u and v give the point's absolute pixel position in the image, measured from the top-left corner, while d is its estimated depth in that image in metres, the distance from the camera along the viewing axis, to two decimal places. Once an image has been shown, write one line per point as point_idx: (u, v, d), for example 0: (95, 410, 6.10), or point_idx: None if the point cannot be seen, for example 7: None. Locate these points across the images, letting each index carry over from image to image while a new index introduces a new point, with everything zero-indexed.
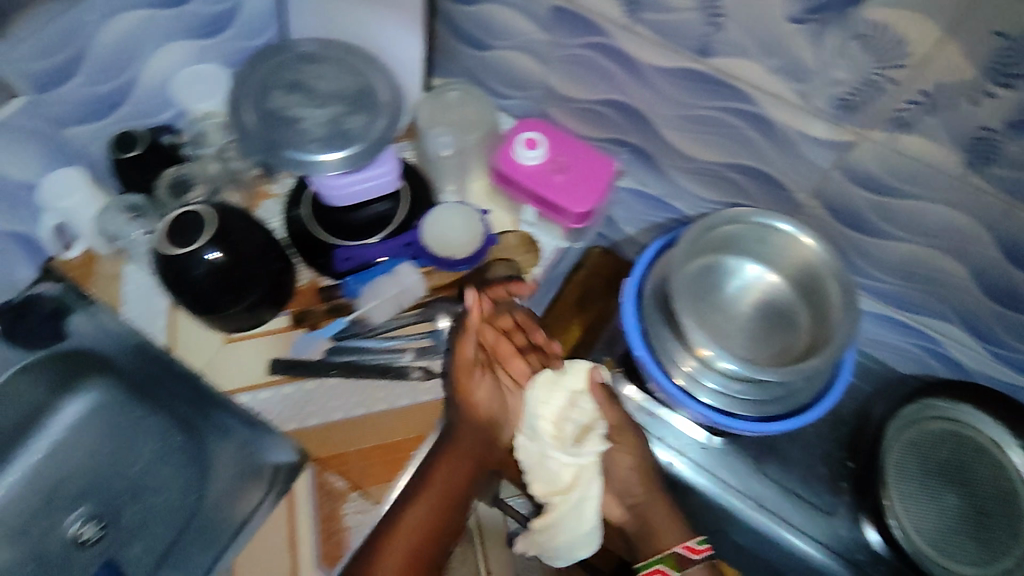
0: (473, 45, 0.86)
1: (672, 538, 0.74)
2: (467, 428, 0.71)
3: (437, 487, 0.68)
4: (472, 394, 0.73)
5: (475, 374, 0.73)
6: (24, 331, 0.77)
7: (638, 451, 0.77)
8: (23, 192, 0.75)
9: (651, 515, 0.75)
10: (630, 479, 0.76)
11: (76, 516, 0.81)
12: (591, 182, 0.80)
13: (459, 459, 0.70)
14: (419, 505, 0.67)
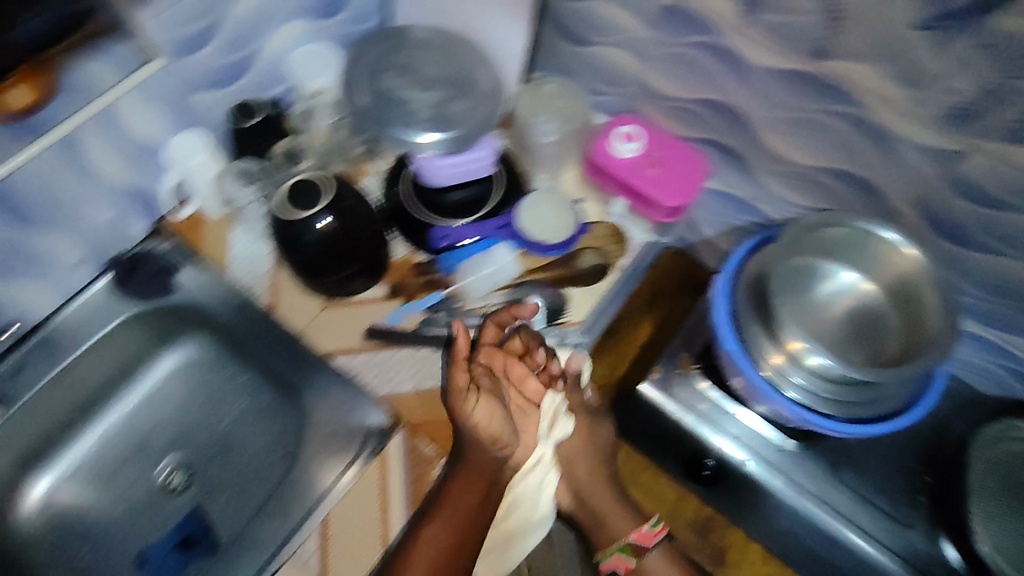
0: (575, 40, 0.88)
1: (623, 528, 0.78)
2: (474, 453, 0.69)
3: (447, 518, 0.66)
4: (473, 415, 0.70)
5: (475, 396, 0.71)
6: (135, 283, 0.83)
7: (599, 433, 0.85)
8: (150, 152, 0.80)
9: (606, 495, 0.81)
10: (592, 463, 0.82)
11: (167, 465, 0.84)
12: (686, 178, 0.81)
13: (468, 480, 0.68)
14: (430, 540, 0.65)
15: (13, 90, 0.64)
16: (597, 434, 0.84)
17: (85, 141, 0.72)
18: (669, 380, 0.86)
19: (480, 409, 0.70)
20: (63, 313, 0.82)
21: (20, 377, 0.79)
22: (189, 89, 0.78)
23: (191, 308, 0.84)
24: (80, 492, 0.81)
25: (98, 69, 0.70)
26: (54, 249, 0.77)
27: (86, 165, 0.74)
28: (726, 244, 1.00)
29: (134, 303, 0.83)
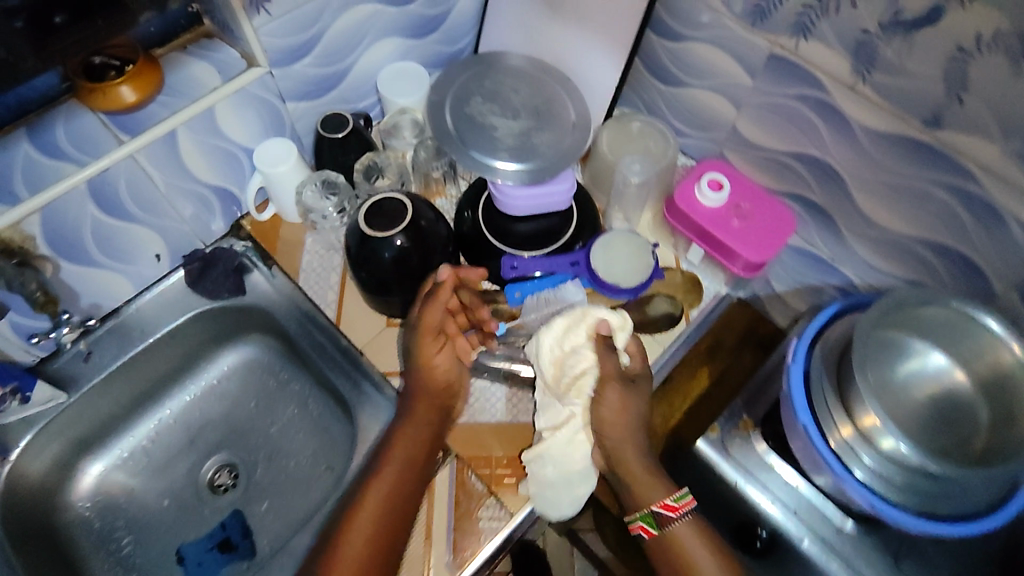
0: (666, 80, 0.86)
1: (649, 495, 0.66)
2: (424, 404, 0.72)
3: (392, 470, 0.68)
4: (431, 365, 0.73)
5: (432, 348, 0.73)
6: (208, 282, 0.83)
7: (640, 397, 0.70)
8: (241, 155, 0.80)
9: (636, 460, 0.68)
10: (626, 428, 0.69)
11: (215, 463, 0.85)
12: (773, 234, 0.77)
13: (414, 433, 0.70)
14: (376, 491, 0.67)
15: (121, 86, 0.67)
16: (636, 399, 0.70)
17: (182, 139, 0.72)
18: (727, 438, 0.82)
19: (440, 359, 0.73)
20: (137, 304, 0.83)
21: (90, 362, 0.79)
22: (282, 96, 0.79)
23: (258, 311, 0.85)
24: (130, 476, 0.83)
25: (199, 71, 0.74)
26: (138, 241, 0.77)
27: (180, 161, 0.74)
28: (798, 302, 0.95)
29: (203, 300, 0.83)
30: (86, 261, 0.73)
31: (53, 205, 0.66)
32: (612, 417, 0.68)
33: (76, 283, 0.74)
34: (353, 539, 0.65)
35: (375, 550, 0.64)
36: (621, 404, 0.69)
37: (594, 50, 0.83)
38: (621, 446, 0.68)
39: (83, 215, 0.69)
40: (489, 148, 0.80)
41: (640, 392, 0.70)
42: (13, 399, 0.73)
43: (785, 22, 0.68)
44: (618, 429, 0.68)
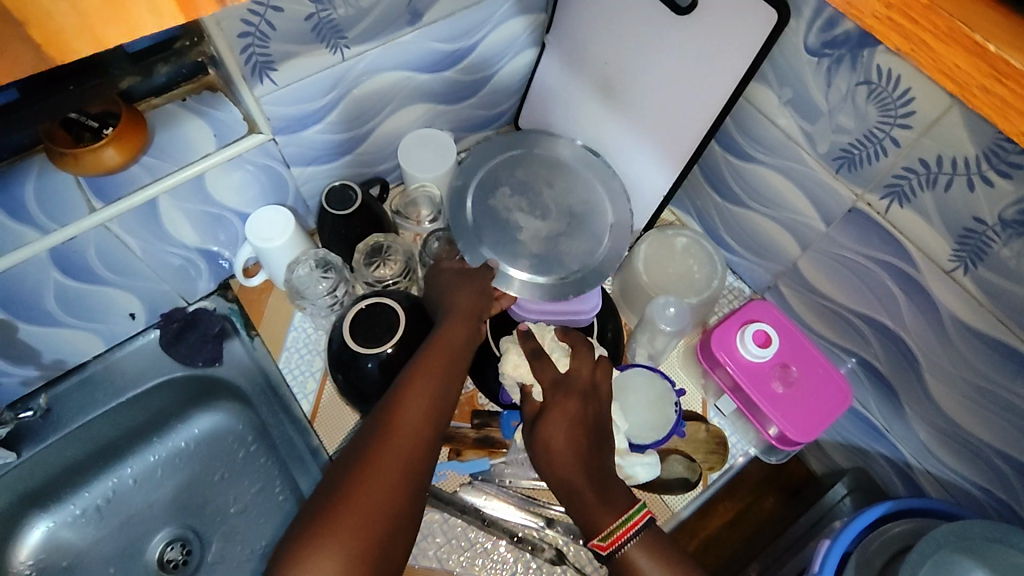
0: (727, 196, 0.75)
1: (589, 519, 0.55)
2: (461, 329, 0.63)
3: (430, 387, 0.58)
4: (472, 296, 0.66)
5: (474, 285, 0.67)
6: (184, 346, 0.77)
7: (563, 418, 0.59)
8: (233, 218, 0.73)
9: (575, 483, 0.56)
10: (567, 447, 0.57)
11: (163, 537, 0.79)
12: (821, 410, 0.65)
13: (455, 351, 0.61)
14: (414, 402, 0.56)
15: (104, 150, 0.57)
16: (556, 420, 0.59)
17: (165, 206, 0.65)
18: None
19: (481, 294, 0.67)
20: (113, 357, 0.77)
21: (49, 418, 0.74)
22: (288, 162, 0.72)
23: (230, 383, 0.78)
24: (78, 535, 0.78)
25: (195, 131, 0.65)
26: (111, 300, 0.71)
27: (161, 227, 0.67)
28: (839, 457, 0.82)
29: (179, 364, 0.78)
30: (48, 321, 0.67)
31: (5, 273, 0.59)
32: (542, 444, 0.58)
33: (38, 339, 0.69)
34: (395, 451, 0.53)
35: (414, 467, 0.53)
36: (533, 444, 0.59)
37: (644, 152, 0.74)
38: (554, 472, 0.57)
39: (45, 280, 0.63)
40: (508, 253, 0.72)
41: (554, 416, 0.59)
42: None
43: (876, 180, 0.58)
44: (542, 459, 0.58)
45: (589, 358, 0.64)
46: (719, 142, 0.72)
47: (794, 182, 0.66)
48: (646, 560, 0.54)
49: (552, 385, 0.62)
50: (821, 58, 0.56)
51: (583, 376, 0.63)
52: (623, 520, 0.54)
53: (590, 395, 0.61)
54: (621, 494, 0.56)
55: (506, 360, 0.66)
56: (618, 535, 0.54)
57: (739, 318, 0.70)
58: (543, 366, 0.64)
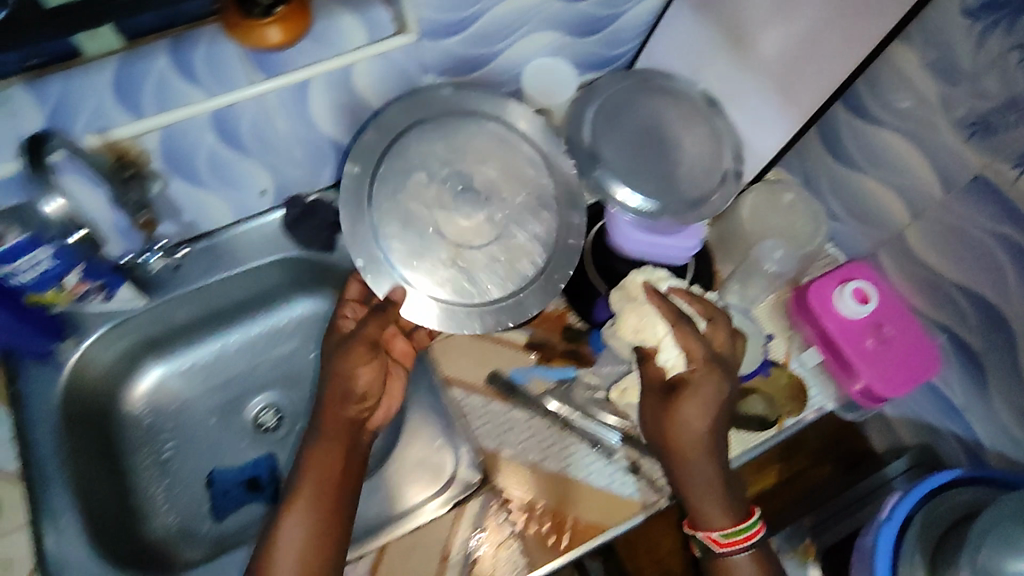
0: (842, 159, 0.76)
1: (711, 510, 0.65)
2: (337, 415, 0.68)
3: (315, 479, 0.65)
4: (355, 380, 0.68)
5: (357, 361, 0.69)
6: (302, 230, 0.82)
7: (703, 405, 0.64)
8: (368, 115, 0.78)
9: (704, 472, 0.65)
10: (704, 434, 0.64)
11: (262, 400, 0.87)
12: (910, 371, 0.67)
13: (331, 443, 0.66)
14: (300, 505, 0.63)
15: (269, 28, 0.59)
16: (699, 406, 0.64)
17: (314, 90, 0.70)
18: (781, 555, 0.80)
19: (366, 374, 0.69)
20: (236, 231, 0.83)
21: (179, 273, 0.81)
22: (424, 68, 0.75)
23: (343, 273, 0.86)
24: (185, 387, 0.86)
25: (348, 26, 0.66)
26: (249, 174, 0.77)
27: (306, 108, 0.72)
28: (906, 433, 0.83)
29: (293, 246, 0.83)
30: (195, 182, 0.74)
31: (171, 128, 0.65)
32: (680, 428, 0.65)
33: (181, 198, 0.75)
34: (290, 547, 0.62)
35: (316, 547, 0.62)
36: (668, 417, 0.65)
37: (768, 104, 0.75)
38: (682, 454, 0.65)
39: (200, 144, 0.69)
40: (410, 238, 0.71)
41: (700, 398, 0.64)
42: (99, 293, 0.73)
43: (1012, 149, 0.58)
44: (675, 439, 0.65)
45: (726, 329, 0.67)
46: (842, 104, 0.72)
47: (919, 147, 0.66)
48: (747, 562, 0.64)
49: (705, 360, 0.65)
50: (976, 20, 0.56)
51: (728, 353, 0.67)
52: (737, 522, 0.64)
53: (732, 377, 0.66)
54: (735, 494, 0.66)
55: (624, 319, 0.66)
56: (734, 538, 0.64)
57: (839, 275, 0.72)
58: (690, 338, 0.65)
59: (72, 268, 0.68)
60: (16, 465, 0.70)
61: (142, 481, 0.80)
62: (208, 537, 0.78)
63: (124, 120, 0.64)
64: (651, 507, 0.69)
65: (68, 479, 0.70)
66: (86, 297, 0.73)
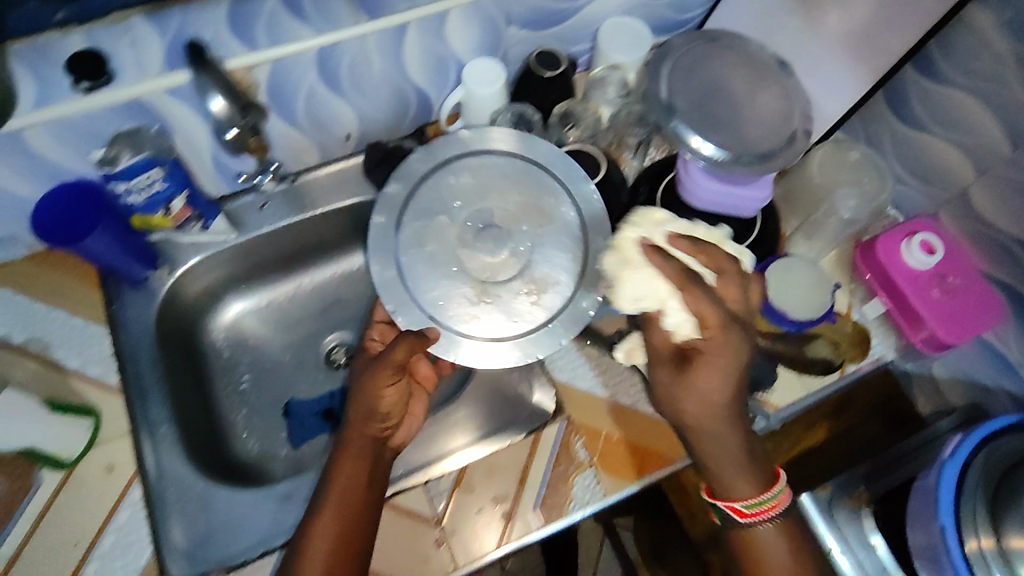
0: (908, 120, 0.78)
1: (735, 479, 0.64)
2: (364, 431, 0.68)
3: (342, 490, 0.64)
4: (379, 402, 0.69)
5: (382, 385, 0.69)
6: (382, 174, 0.84)
7: (722, 373, 0.62)
8: (452, 65, 0.81)
9: (726, 440, 0.64)
10: (723, 403, 0.63)
11: (335, 338, 0.90)
12: (970, 319, 0.73)
13: (354, 463, 0.66)
14: (326, 517, 0.63)
15: None
16: (718, 374, 0.62)
17: (410, 34, 0.73)
18: (833, 504, 0.81)
19: (391, 396, 0.70)
20: (315, 173, 0.86)
21: (263, 212, 0.84)
22: (509, 20, 0.78)
23: None
24: (262, 324, 0.89)
25: None
26: (339, 117, 0.80)
27: (401, 54, 0.75)
28: (953, 395, 0.82)
29: (371, 190, 0.86)
30: (290, 120, 0.77)
31: (280, 62, 0.69)
32: (702, 398, 0.63)
33: (276, 136, 0.79)
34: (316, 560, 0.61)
35: (342, 559, 0.62)
36: (686, 388, 0.64)
37: (838, 66, 0.78)
38: (702, 423, 0.64)
39: (302, 81, 0.73)
40: (446, 289, 0.72)
41: (717, 365, 0.62)
42: (196, 222, 0.79)
43: None
44: (697, 410, 0.64)
45: (738, 288, 0.65)
46: (913, 64, 0.74)
47: (988, 104, 0.68)
48: (773, 537, 0.64)
49: (721, 328, 0.61)
50: None
51: (746, 316, 0.64)
52: (762, 491, 0.64)
53: (752, 344, 0.63)
54: (758, 462, 0.65)
55: (624, 284, 0.65)
56: (760, 509, 0.64)
57: (905, 231, 0.78)
58: (696, 301, 0.62)
59: (179, 192, 0.73)
60: (117, 379, 0.74)
61: (223, 408, 0.84)
62: (285, 462, 0.82)
63: (239, 51, 0.67)
64: None
65: (165, 395, 0.75)
66: (184, 226, 0.79)
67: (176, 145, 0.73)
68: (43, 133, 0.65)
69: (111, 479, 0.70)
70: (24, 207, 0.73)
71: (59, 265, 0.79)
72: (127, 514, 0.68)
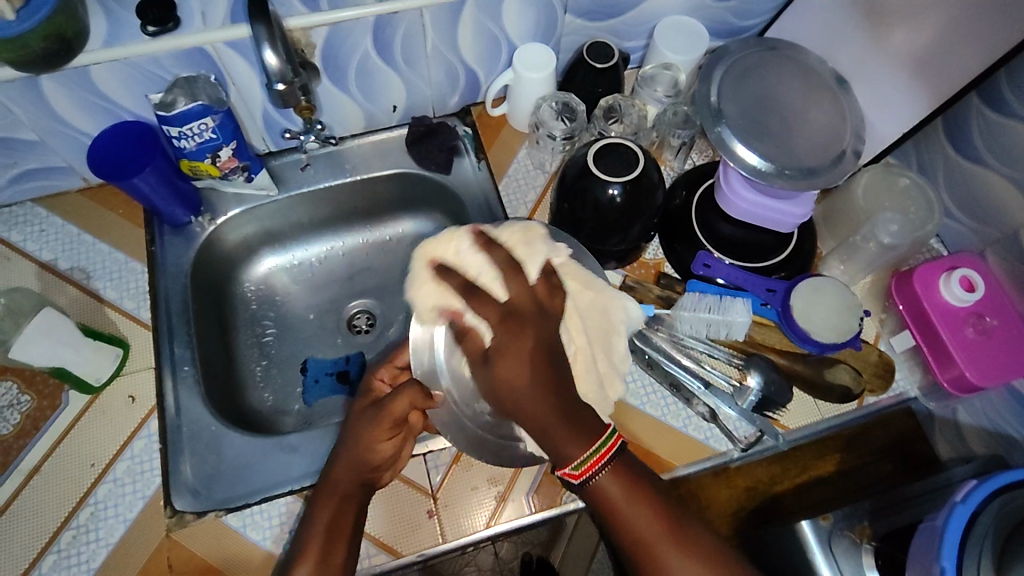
0: (967, 153, 0.75)
1: (569, 447, 0.53)
2: (350, 475, 0.64)
3: (324, 527, 0.62)
4: (375, 454, 0.64)
5: (380, 441, 0.65)
6: (424, 148, 0.86)
7: (518, 356, 0.53)
8: (505, 47, 0.81)
9: (543, 412, 0.53)
10: (529, 381, 0.53)
11: (360, 304, 0.92)
12: (1006, 364, 0.70)
13: (340, 506, 0.63)
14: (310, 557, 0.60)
15: None
16: (516, 358, 0.53)
17: (467, 12, 0.74)
18: (833, 535, 0.69)
19: (388, 449, 0.65)
20: (358, 141, 0.88)
21: (304, 172, 0.86)
22: (566, 7, 0.78)
23: (454, 194, 0.87)
24: (292, 281, 0.92)
25: None
26: (389, 87, 0.82)
27: (454, 30, 0.76)
28: (975, 443, 0.73)
29: (410, 162, 0.87)
30: (340, 86, 0.79)
31: (337, 26, 0.70)
32: (500, 379, 0.54)
33: (325, 101, 0.81)
34: None
35: None
36: (493, 385, 0.55)
37: (897, 87, 0.76)
38: (516, 410, 0.54)
39: (357, 48, 0.74)
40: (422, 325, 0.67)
41: (511, 351, 0.53)
42: (241, 174, 0.80)
43: None
44: (503, 400, 0.54)
45: (521, 278, 0.58)
46: (979, 93, 0.71)
47: None
48: (610, 481, 0.56)
49: (499, 319, 0.55)
50: None
51: (530, 303, 0.56)
52: (596, 449, 0.54)
53: (534, 325, 0.55)
54: (594, 422, 0.55)
55: (418, 301, 0.63)
56: (590, 465, 0.54)
57: (945, 265, 0.76)
58: (482, 303, 0.57)
59: (227, 143, 0.75)
60: (149, 315, 0.78)
61: (244, 356, 0.86)
62: (297, 415, 0.84)
63: (299, 11, 0.68)
64: (720, 455, 0.73)
65: (190, 337, 0.77)
66: (229, 177, 0.80)
67: (229, 98, 0.76)
68: (108, 70, 0.68)
69: (132, 409, 0.73)
70: (83, 141, 0.76)
71: (108, 203, 0.83)
72: (142, 444, 0.72)
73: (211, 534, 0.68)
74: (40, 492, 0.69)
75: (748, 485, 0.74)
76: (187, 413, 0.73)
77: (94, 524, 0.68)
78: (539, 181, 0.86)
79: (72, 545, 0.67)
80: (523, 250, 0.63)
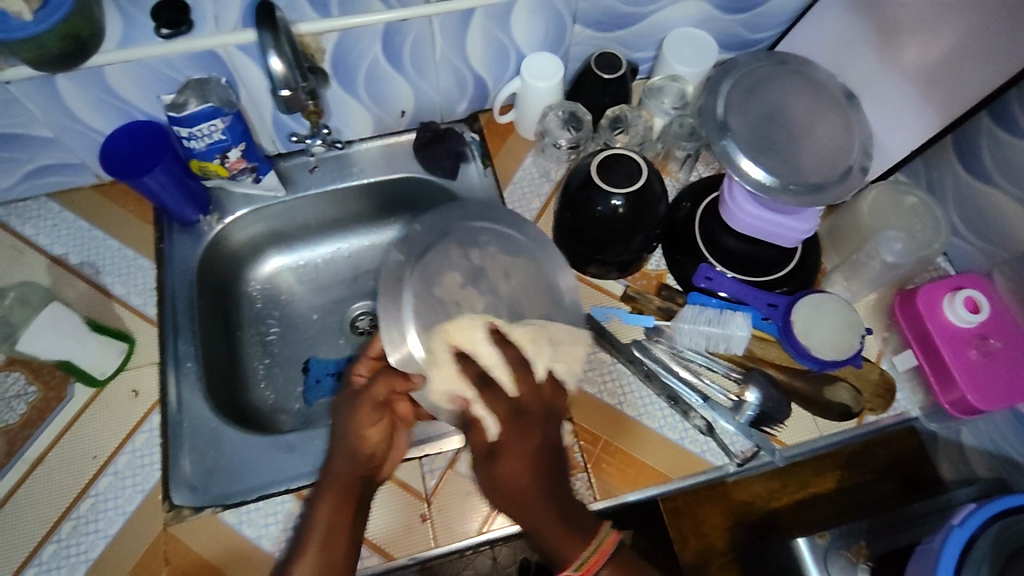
0: (977, 173, 0.74)
1: (566, 548, 0.55)
2: (348, 470, 0.65)
3: (324, 523, 0.62)
4: (364, 441, 0.66)
5: (367, 427, 0.67)
6: (431, 154, 0.86)
7: (522, 455, 0.56)
8: (513, 56, 0.82)
9: (539, 515, 0.55)
10: (526, 482, 0.56)
11: (363, 307, 0.93)
12: (1010, 388, 0.69)
13: (340, 501, 0.63)
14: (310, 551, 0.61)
15: None
16: (518, 461, 0.56)
17: (476, 21, 0.75)
18: (829, 554, 0.68)
19: (375, 434, 0.67)
20: (365, 144, 0.89)
21: (312, 175, 0.87)
22: (575, 18, 0.78)
23: (459, 200, 0.87)
24: (297, 281, 0.93)
25: None
26: (398, 93, 0.83)
27: (463, 38, 0.77)
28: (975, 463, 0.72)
29: (416, 167, 0.88)
30: (350, 90, 0.80)
31: (347, 32, 0.71)
32: (503, 484, 0.57)
33: (334, 105, 0.82)
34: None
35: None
36: (494, 483, 0.57)
37: (906, 105, 0.75)
38: (519, 511, 0.57)
39: (367, 54, 0.75)
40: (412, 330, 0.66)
41: (512, 456, 0.56)
42: (250, 175, 0.81)
43: None
44: (506, 497, 0.57)
45: (530, 375, 0.59)
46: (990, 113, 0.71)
47: None
48: None
49: (510, 417, 0.57)
50: None
51: (537, 402, 0.58)
52: (592, 549, 0.55)
53: (542, 424, 0.57)
54: (585, 519, 0.56)
55: (431, 379, 0.61)
56: (588, 565, 0.55)
57: (950, 285, 0.75)
58: (490, 395, 0.58)
59: (235, 144, 0.76)
60: (154, 310, 0.79)
61: (247, 354, 0.87)
62: (296, 414, 0.85)
63: (311, 16, 0.69)
64: (715, 468, 0.72)
65: (194, 334, 0.78)
66: (237, 178, 0.81)
67: (239, 100, 0.77)
68: (121, 70, 0.69)
69: (134, 404, 0.75)
70: (95, 139, 0.78)
71: (118, 200, 0.84)
72: (143, 438, 0.73)
73: (209, 529, 0.69)
74: (43, 481, 0.71)
75: (745, 500, 0.75)
76: (188, 409, 0.74)
77: (94, 515, 0.69)
78: (544, 189, 0.86)
79: (72, 534, 0.68)
80: (536, 349, 0.61)
